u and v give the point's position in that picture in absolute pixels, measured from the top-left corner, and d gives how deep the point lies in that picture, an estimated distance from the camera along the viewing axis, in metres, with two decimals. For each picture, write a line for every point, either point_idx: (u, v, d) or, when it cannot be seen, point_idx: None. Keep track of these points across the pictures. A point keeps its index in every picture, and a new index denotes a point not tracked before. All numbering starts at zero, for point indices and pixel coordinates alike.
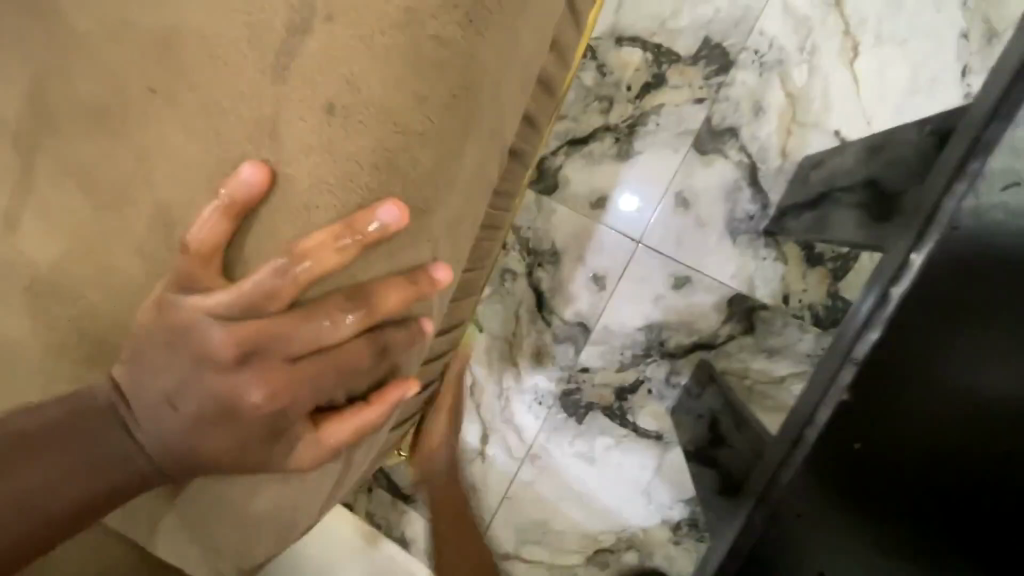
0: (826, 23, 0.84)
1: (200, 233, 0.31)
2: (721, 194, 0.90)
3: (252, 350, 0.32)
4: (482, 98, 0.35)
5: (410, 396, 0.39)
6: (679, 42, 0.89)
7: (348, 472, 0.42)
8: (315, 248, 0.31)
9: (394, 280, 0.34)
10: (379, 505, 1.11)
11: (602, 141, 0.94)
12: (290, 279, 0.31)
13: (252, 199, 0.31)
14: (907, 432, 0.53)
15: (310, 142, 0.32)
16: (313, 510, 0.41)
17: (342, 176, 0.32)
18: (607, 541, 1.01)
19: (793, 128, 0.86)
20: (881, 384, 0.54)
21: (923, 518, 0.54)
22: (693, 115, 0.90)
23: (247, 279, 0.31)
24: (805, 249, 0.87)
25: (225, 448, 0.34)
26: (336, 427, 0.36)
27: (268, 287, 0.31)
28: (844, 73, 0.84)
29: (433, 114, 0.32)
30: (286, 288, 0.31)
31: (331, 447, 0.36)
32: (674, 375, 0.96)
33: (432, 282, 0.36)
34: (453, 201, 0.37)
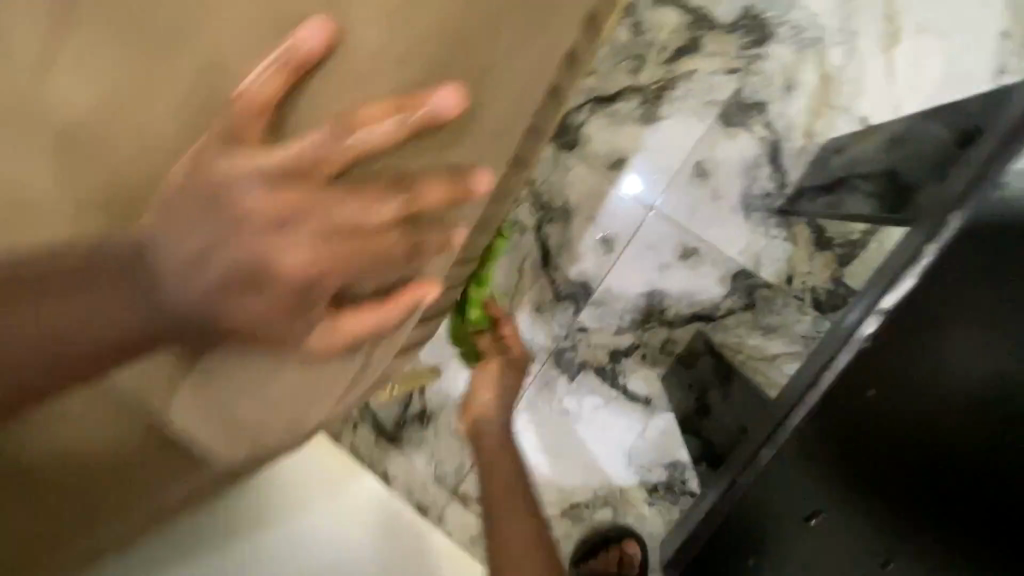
0: (870, 6, 0.83)
1: (257, 85, 0.31)
2: (741, 168, 0.90)
3: (293, 219, 0.31)
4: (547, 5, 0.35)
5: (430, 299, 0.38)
6: (719, 8, 0.88)
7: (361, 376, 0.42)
8: (371, 121, 0.31)
9: (439, 175, 0.34)
10: (364, 440, 1.13)
11: (629, 101, 0.93)
12: (343, 147, 0.31)
13: (315, 57, 0.31)
14: (905, 416, 0.50)
15: (375, 16, 0.32)
16: (319, 409, 0.40)
17: (398, 56, 0.33)
18: (584, 498, 1.04)
19: (822, 109, 0.86)
20: (889, 366, 0.49)
21: (912, 505, 0.52)
22: (724, 85, 0.89)
23: (304, 136, 0.30)
24: (815, 231, 0.88)
25: (243, 320, 0.31)
26: (352, 319, 0.34)
27: (318, 152, 0.30)
28: (881, 59, 0.83)
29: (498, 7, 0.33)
30: (337, 156, 0.31)
31: (345, 340, 0.35)
32: (670, 343, 0.97)
33: (474, 187, 0.35)
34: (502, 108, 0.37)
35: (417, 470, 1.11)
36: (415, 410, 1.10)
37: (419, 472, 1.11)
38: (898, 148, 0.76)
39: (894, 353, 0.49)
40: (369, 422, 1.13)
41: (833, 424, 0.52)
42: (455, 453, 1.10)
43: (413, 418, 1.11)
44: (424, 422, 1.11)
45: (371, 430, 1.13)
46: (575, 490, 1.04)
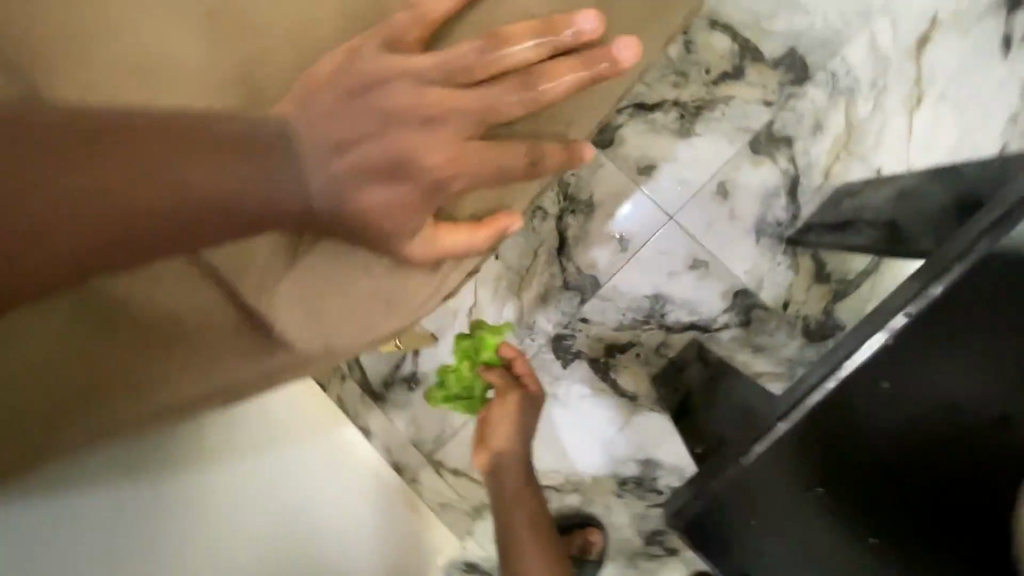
0: (902, 70, 0.89)
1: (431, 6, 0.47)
2: (760, 195, 0.95)
3: (436, 116, 0.45)
4: None
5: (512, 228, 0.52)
6: (767, 43, 0.93)
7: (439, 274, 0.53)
8: (515, 39, 0.46)
9: (561, 66, 0.47)
10: (349, 394, 1.13)
11: (667, 113, 0.98)
12: (488, 61, 0.46)
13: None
14: (905, 429, 0.49)
15: None
16: (399, 304, 0.53)
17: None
18: (555, 482, 1.08)
19: (842, 154, 0.92)
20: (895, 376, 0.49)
21: (898, 523, 0.49)
22: (758, 115, 0.94)
23: (464, 51, 0.46)
24: (817, 264, 0.94)
25: (385, 200, 0.45)
26: (454, 232, 0.49)
27: (470, 59, 0.46)
28: (902, 119, 0.90)
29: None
30: (482, 67, 0.46)
31: (447, 246, 0.49)
32: (665, 346, 1.02)
33: (599, 69, 0.47)
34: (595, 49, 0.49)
35: (397, 430, 1.13)
36: (406, 372, 1.12)
37: (399, 432, 1.13)
38: (903, 202, 0.81)
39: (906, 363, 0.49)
40: (357, 376, 1.13)
41: (837, 429, 0.49)
42: (437, 420, 1.12)
43: (402, 379, 1.12)
44: (412, 385, 1.12)
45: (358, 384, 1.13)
46: (548, 474, 1.08)
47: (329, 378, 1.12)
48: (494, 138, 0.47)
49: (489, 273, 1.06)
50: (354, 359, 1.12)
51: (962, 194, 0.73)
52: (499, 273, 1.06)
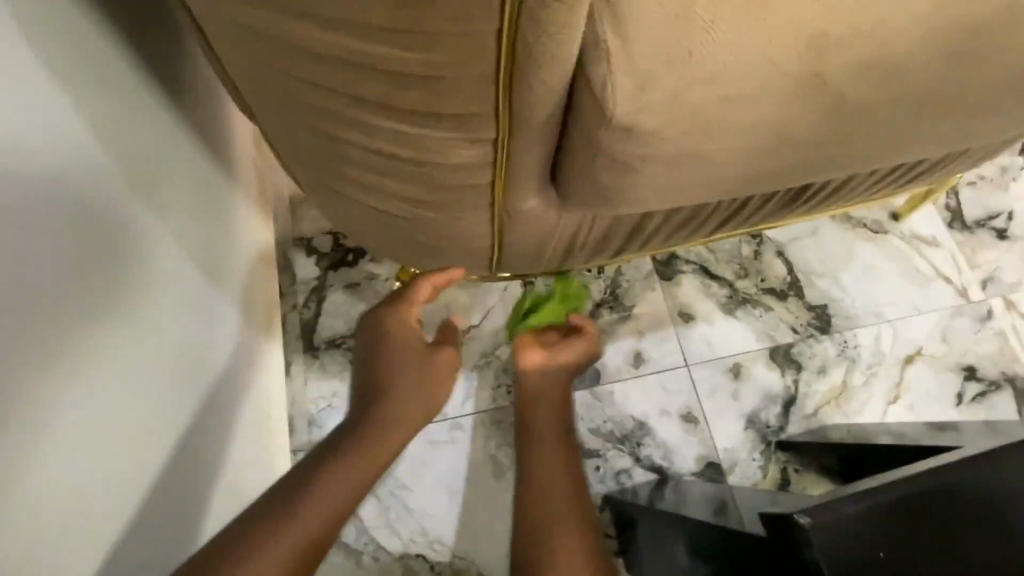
0: (888, 370, 1.08)
1: None
2: (762, 393, 1.03)
3: (811, 73, 0.41)
4: (972, 108, 0.50)
5: (568, 232, 0.61)
6: (810, 290, 1.12)
7: (611, 230, 0.64)
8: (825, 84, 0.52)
9: (904, 83, 0.45)
10: (302, 301, 0.98)
11: (720, 286, 1.10)
12: (884, 45, 0.42)
13: None
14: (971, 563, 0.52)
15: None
16: (500, 231, 0.59)
17: (955, 19, 0.43)
18: (432, 556, 0.87)
19: (833, 403, 1.05)
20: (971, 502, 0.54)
21: None
22: (784, 333, 1.08)
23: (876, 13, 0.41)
24: (784, 477, 1.00)
25: (712, 84, 0.39)
26: (584, 205, 0.51)
27: (881, 25, 0.42)
28: (879, 405, 1.06)
29: (978, 77, 0.47)
30: (876, 48, 0.42)
31: (578, 206, 0.53)
32: (623, 475, 0.96)
33: (913, 110, 0.47)
34: (908, 122, 0.49)
35: (307, 393, 0.93)
36: None
37: (307, 394, 0.93)
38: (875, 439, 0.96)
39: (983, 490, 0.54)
40: (305, 314, 0.97)
41: (889, 536, 0.52)
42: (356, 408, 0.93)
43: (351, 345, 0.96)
44: None
45: (324, 297, 0.98)
46: (437, 540, 0.87)
47: (294, 278, 0.99)
48: (797, 130, 0.45)
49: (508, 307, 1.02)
50: (314, 297, 0.98)
51: (904, 432, 0.98)
52: None
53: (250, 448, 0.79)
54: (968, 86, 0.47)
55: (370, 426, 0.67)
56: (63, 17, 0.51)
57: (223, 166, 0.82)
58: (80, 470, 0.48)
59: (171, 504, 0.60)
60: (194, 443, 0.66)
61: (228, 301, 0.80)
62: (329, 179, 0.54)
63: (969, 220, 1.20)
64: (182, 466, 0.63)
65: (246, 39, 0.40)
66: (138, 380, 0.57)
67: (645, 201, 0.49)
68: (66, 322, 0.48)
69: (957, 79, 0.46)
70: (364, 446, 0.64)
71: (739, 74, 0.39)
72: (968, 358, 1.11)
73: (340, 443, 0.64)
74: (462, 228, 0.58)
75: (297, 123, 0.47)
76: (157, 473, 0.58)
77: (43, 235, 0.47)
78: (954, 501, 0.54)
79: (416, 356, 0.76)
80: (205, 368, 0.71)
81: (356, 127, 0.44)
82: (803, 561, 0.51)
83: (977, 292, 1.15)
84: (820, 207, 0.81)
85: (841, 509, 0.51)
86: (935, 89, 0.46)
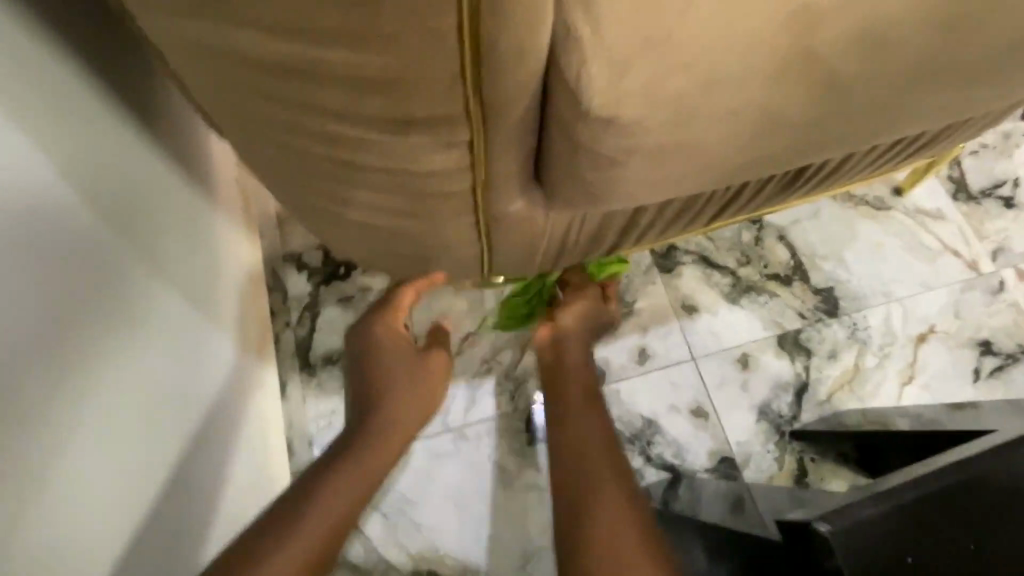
0: (901, 350, 1.05)
1: None
2: (772, 382, 1.01)
3: (802, 46, 0.39)
4: (975, 74, 0.47)
5: (559, 231, 0.59)
6: (815, 273, 1.09)
7: (602, 226, 0.61)
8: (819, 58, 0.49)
9: (901, 52, 0.42)
10: (295, 319, 0.96)
11: (723, 275, 1.07)
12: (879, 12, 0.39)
13: None
14: (1002, 555, 0.49)
15: None
16: (487, 236, 0.57)
17: None
18: (442, 572, 0.85)
19: (846, 388, 1.02)
20: (1000, 490, 0.51)
21: None
22: (791, 319, 1.05)
23: None
24: (800, 468, 0.97)
25: (695, 66, 0.37)
26: (570, 203, 0.49)
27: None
28: (893, 387, 1.03)
29: (981, 40, 0.44)
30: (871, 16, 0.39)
31: (565, 205, 0.50)
32: (635, 476, 0.94)
33: (912, 80, 0.45)
34: (907, 93, 0.46)
35: (306, 412, 0.92)
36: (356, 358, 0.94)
37: (305, 413, 0.92)
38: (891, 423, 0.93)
39: (1014, 477, 0.51)
40: (299, 332, 0.95)
41: (916, 531, 0.49)
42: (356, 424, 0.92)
43: (347, 361, 0.94)
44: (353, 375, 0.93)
45: (317, 313, 0.96)
46: (447, 555, 0.85)
47: (286, 296, 0.97)
48: (790, 108, 0.42)
49: None
50: (308, 313, 0.96)
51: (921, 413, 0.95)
52: None
53: (250, 474, 0.77)
54: (970, 51, 0.45)
55: (365, 439, 0.66)
56: (23, 45, 0.49)
57: (203, 187, 0.80)
58: (66, 512, 0.46)
59: (169, 538, 0.58)
60: (190, 473, 0.64)
61: (217, 327, 0.78)
62: (305, 195, 0.52)
63: (975, 190, 1.16)
64: (179, 498, 0.61)
65: (202, 55, 0.38)
66: (127, 411, 0.55)
67: (633, 195, 0.46)
68: (43, 360, 0.46)
69: (958, 43, 0.43)
70: (364, 450, 0.65)
71: (723, 53, 0.37)
72: (981, 332, 1.07)
73: (341, 449, 0.65)
74: (447, 236, 0.56)
75: (264, 139, 0.45)
76: (153, 502, 0.57)
77: (16, 272, 0.45)
78: (978, 493, 0.51)
79: (407, 361, 0.75)
80: (197, 395, 0.69)
81: (323, 137, 0.41)
82: (823, 569, 0.49)
83: (987, 264, 1.12)
84: (820, 188, 0.78)
85: (857, 513, 0.49)
86: (935, 56, 0.44)
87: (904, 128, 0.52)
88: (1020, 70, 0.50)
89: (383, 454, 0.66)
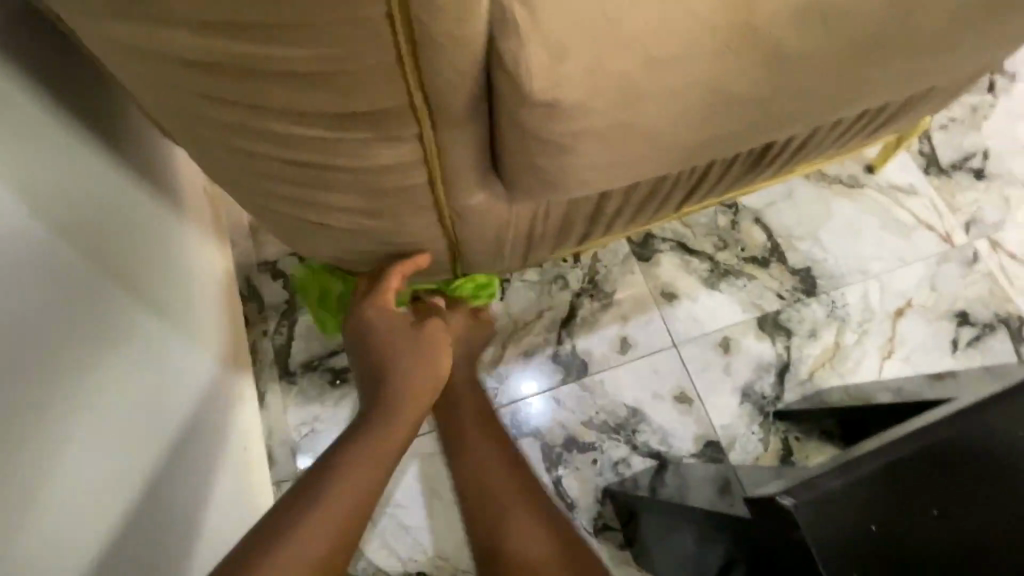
0: (879, 325, 1.06)
1: None
2: (754, 364, 1.01)
3: (745, 22, 0.39)
4: (924, 44, 0.48)
5: (524, 223, 0.58)
6: (792, 253, 1.10)
7: (568, 215, 0.61)
8: None
9: (846, 23, 0.42)
10: (272, 327, 0.95)
11: (700, 261, 1.07)
12: None
13: None
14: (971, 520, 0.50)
15: None
16: (451, 231, 0.56)
17: None
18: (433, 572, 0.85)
19: (827, 366, 1.03)
20: (969, 455, 0.52)
21: None
22: (771, 301, 1.06)
23: None
24: (785, 447, 0.98)
25: (637, 47, 0.37)
26: (530, 193, 0.48)
27: None
28: (874, 362, 1.04)
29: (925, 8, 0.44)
30: None
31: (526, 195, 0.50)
32: (622, 465, 0.94)
33: (860, 53, 0.45)
34: (857, 66, 0.46)
35: (288, 421, 0.91)
36: (336, 363, 0.93)
37: (288, 422, 0.91)
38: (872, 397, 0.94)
39: (983, 441, 0.52)
40: (277, 340, 0.94)
41: (886, 501, 0.50)
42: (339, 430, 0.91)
43: (328, 366, 0.93)
44: (334, 381, 0.93)
45: (294, 320, 0.95)
46: (436, 554, 0.85)
47: (262, 305, 0.96)
48: (739, 85, 0.42)
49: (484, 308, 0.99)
50: (285, 321, 0.95)
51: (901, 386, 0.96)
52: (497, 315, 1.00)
53: (232, 487, 0.76)
54: (915, 20, 0.45)
55: (366, 431, 0.63)
56: None
57: (169, 198, 0.78)
58: (31, 534, 0.45)
59: (147, 552, 0.57)
60: (166, 487, 0.63)
61: (193, 339, 0.77)
62: (261, 199, 0.51)
63: (945, 164, 1.17)
64: (156, 513, 0.60)
65: (139, 59, 0.37)
66: (95, 431, 0.54)
67: (590, 181, 0.46)
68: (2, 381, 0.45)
69: (903, 12, 0.44)
70: (371, 437, 0.63)
71: (665, 32, 0.37)
72: (958, 303, 1.09)
73: (348, 438, 0.63)
74: (411, 234, 0.55)
75: (212, 143, 0.44)
76: (121, 519, 0.56)
77: None
78: (943, 458, 0.51)
79: (408, 344, 0.70)
80: (174, 408, 0.68)
81: (271, 138, 0.41)
82: (790, 541, 0.49)
83: (961, 235, 1.13)
84: (786, 168, 0.79)
85: (823, 485, 0.49)
86: (880, 27, 0.44)
87: (859, 102, 0.53)
88: (971, 37, 0.50)
89: (394, 440, 0.64)
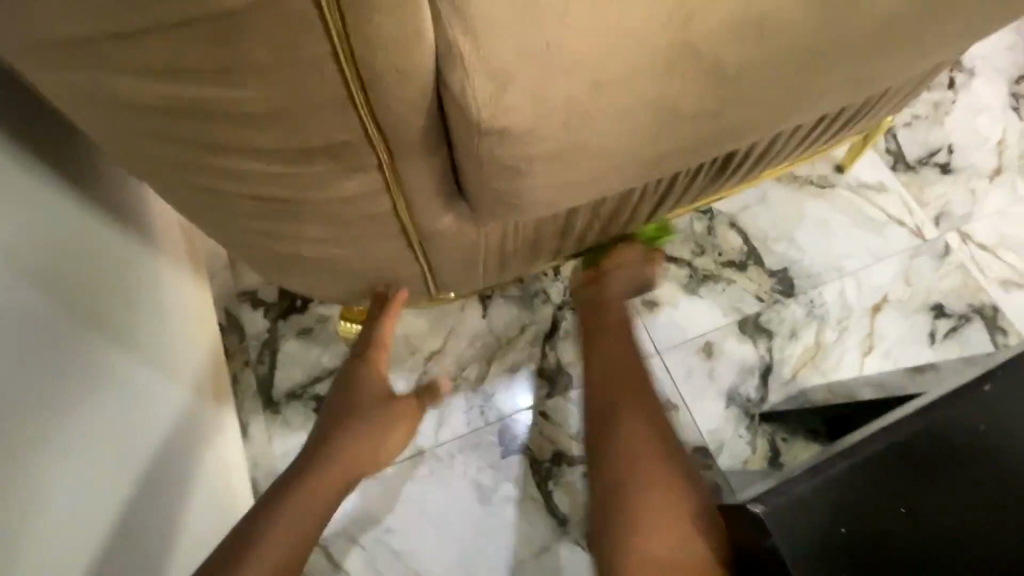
0: (858, 322, 1.08)
1: None
2: (737, 367, 1.02)
3: (682, 41, 0.40)
4: (863, 52, 0.49)
5: (494, 243, 0.59)
6: (768, 256, 1.12)
7: (537, 232, 0.62)
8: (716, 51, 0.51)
9: (782, 37, 0.44)
10: (254, 357, 0.94)
11: (679, 268, 1.09)
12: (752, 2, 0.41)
13: None
14: (943, 512, 0.51)
15: None
16: (421, 255, 0.57)
17: None
18: None
19: (809, 365, 1.04)
20: (941, 446, 0.52)
21: None
22: (750, 304, 1.07)
23: None
24: (773, 449, 0.98)
25: (578, 70, 0.38)
26: (492, 214, 0.49)
27: None
28: (855, 359, 1.06)
29: (859, 19, 0.46)
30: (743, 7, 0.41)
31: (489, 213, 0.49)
32: None
33: (801, 63, 0.47)
34: (800, 76, 0.48)
35: (274, 451, 0.90)
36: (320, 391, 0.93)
37: (275, 452, 0.90)
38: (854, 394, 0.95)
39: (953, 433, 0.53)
40: (260, 370, 0.94)
41: (858, 498, 0.50)
42: None
43: (312, 394, 0.93)
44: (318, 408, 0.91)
45: (276, 349, 0.95)
46: None
47: (243, 335, 0.95)
48: (684, 101, 0.44)
49: (467, 327, 1.00)
50: (267, 350, 0.95)
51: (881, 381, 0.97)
52: (481, 333, 1.00)
53: (213, 522, 0.76)
54: (850, 30, 0.47)
55: (320, 466, 0.69)
56: None
57: (144, 235, 0.78)
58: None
59: None
60: (147, 526, 0.63)
61: (172, 374, 0.77)
62: (229, 234, 0.52)
63: (911, 160, 1.20)
64: (137, 553, 0.60)
65: (92, 105, 0.38)
66: (76, 472, 0.54)
67: (550, 200, 0.47)
68: None
69: (837, 24, 0.45)
70: (323, 475, 0.68)
71: (604, 55, 0.38)
72: (932, 295, 1.11)
73: (303, 473, 0.68)
74: (381, 260, 0.56)
75: (173, 182, 0.45)
76: (103, 566, 0.54)
77: None
78: (917, 452, 0.52)
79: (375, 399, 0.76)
80: (155, 445, 0.68)
81: (231, 176, 0.41)
82: (762, 548, 0.50)
83: (931, 229, 1.15)
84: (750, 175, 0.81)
85: (795, 487, 0.50)
86: (817, 37, 0.45)
87: (809, 110, 0.54)
88: (907, 44, 0.52)
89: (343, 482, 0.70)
